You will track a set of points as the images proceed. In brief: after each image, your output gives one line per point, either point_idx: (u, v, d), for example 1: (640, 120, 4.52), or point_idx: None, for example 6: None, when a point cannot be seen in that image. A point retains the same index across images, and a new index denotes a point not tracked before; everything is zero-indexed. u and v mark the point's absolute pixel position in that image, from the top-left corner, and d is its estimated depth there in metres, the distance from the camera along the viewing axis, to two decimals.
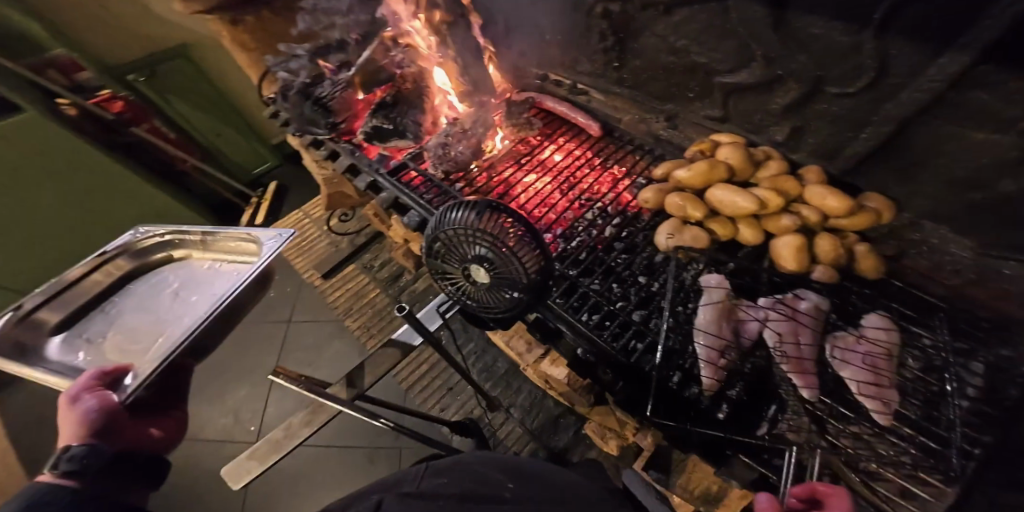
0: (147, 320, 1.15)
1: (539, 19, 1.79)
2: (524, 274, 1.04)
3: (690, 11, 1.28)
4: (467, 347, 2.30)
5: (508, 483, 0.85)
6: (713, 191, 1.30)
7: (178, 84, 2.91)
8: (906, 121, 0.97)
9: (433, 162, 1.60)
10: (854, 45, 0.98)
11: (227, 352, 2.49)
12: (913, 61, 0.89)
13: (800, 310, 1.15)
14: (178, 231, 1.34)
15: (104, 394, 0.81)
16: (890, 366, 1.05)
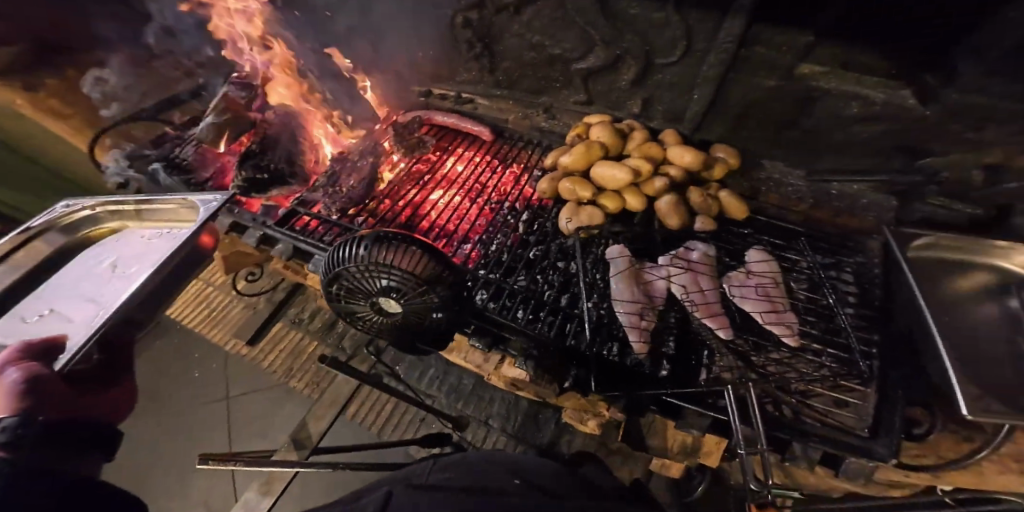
0: (86, 293, 0.97)
1: (401, 38, 1.76)
2: (434, 294, 1.03)
3: (535, 10, 1.37)
4: (427, 375, 2.08)
5: (514, 479, 0.86)
6: (596, 169, 1.38)
7: None
8: (722, 77, 1.24)
9: (326, 203, 1.55)
10: (663, 19, 1.18)
11: (158, 456, 2.11)
12: (709, 27, 1.14)
13: (693, 260, 1.26)
14: (113, 201, 1.18)
15: (29, 366, 0.75)
16: (778, 291, 1.20)
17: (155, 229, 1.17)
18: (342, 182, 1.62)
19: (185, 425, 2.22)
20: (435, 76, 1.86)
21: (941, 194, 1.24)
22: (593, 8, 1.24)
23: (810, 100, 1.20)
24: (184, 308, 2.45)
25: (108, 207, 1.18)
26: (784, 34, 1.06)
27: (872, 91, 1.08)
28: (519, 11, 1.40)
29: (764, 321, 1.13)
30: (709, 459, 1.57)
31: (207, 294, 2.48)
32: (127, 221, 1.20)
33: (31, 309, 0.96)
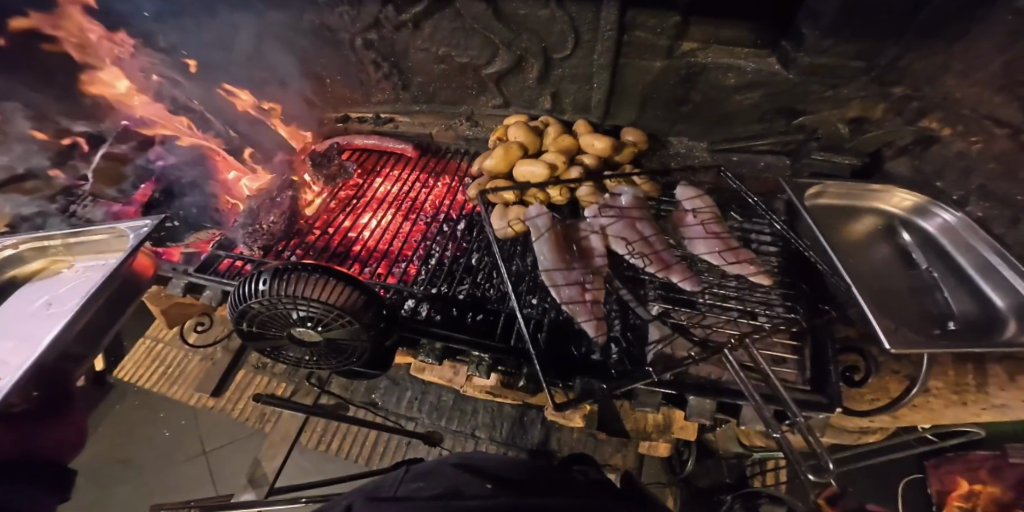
0: (18, 336, 1.11)
1: (305, 65, 1.70)
2: (350, 320, 1.00)
3: (434, 21, 1.37)
4: (405, 397, 2.02)
5: (486, 483, 0.63)
6: (518, 169, 1.40)
7: None
8: (613, 64, 1.31)
9: (246, 242, 1.45)
10: (548, 17, 1.24)
11: None
12: (590, 17, 1.21)
13: (624, 207, 1.31)
14: (35, 239, 1.30)
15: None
16: (719, 226, 1.29)
17: (83, 264, 1.30)
18: (261, 218, 1.53)
19: (145, 491, 2.00)
20: (349, 101, 1.81)
21: (822, 150, 1.41)
22: (486, 14, 1.27)
23: (697, 73, 1.29)
24: (130, 370, 2.26)
25: (32, 245, 1.30)
26: (651, 17, 1.17)
27: (745, 60, 1.23)
28: (419, 26, 1.41)
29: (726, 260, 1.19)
30: (687, 432, 1.62)
31: (159, 351, 2.30)
32: (51, 257, 1.33)
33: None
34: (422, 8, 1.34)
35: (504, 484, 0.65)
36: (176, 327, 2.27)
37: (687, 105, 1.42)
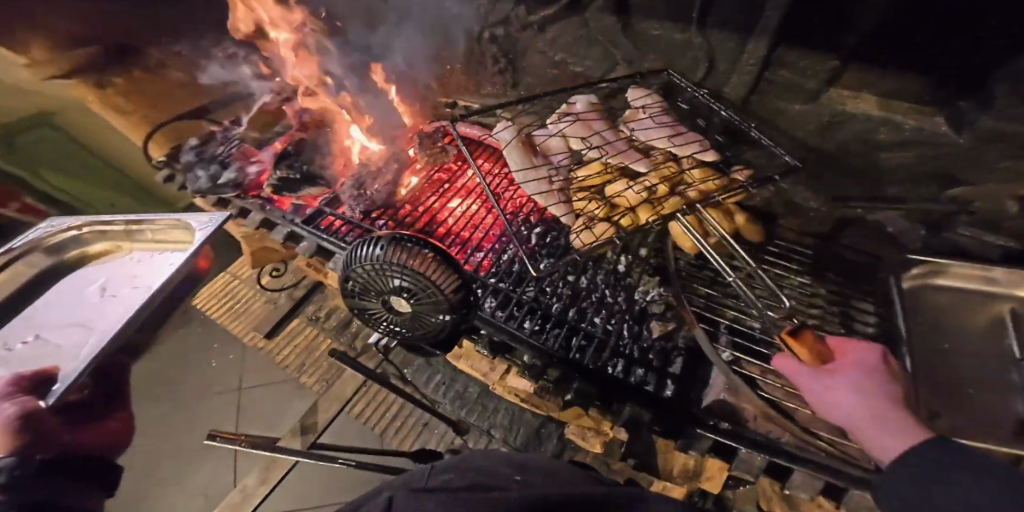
0: (74, 316, 1.05)
1: (435, 48, 2.01)
2: (443, 297, 1.07)
3: (558, 30, 1.54)
4: (434, 380, 2.27)
5: (513, 476, 0.76)
6: (612, 187, 1.40)
7: (47, 154, 2.49)
8: (744, 98, 1.35)
9: (350, 204, 1.71)
10: (685, 40, 1.34)
11: (183, 441, 2.52)
12: (732, 49, 1.28)
13: (581, 112, 1.58)
14: (98, 224, 1.25)
15: (23, 403, 0.76)
16: (668, 116, 1.44)
17: (140, 253, 1.22)
18: (366, 185, 1.77)
19: (201, 413, 2.63)
20: (461, 88, 2.06)
21: (970, 225, 1.20)
22: (615, 27, 1.42)
23: (837, 123, 1.23)
24: (216, 301, 2.79)
25: (95, 227, 1.25)
26: (807, 58, 1.16)
27: (902, 116, 1.10)
28: (544, 29, 1.58)
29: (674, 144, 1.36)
30: (712, 486, 1.55)
31: (233, 287, 2.80)
32: (112, 240, 1.27)
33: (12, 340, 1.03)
34: (551, 13, 1.51)
35: (528, 475, 0.77)
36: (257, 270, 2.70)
37: (812, 152, 1.35)
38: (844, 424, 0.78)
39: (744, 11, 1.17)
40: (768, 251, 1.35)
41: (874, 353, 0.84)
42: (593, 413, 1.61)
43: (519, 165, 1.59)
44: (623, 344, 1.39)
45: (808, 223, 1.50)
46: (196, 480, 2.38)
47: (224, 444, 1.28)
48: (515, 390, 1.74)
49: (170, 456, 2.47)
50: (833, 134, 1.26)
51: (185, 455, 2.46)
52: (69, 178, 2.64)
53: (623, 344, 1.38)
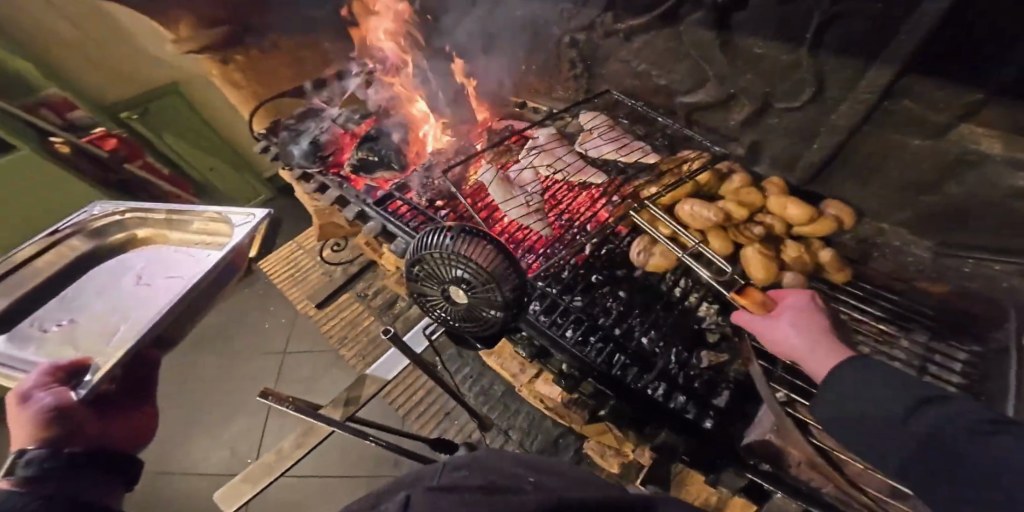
0: (113, 302, 1.25)
1: (513, 48, 2.07)
2: (500, 293, 1.09)
3: (646, 38, 1.44)
4: (463, 371, 2.38)
5: (528, 476, 0.63)
6: (684, 206, 1.36)
7: (169, 118, 3.20)
8: (853, 129, 1.13)
9: (418, 191, 1.84)
10: (792, 62, 1.13)
11: (229, 393, 2.74)
12: (848, 74, 1.05)
13: (544, 143, 1.75)
14: (140, 211, 1.45)
15: (61, 391, 0.80)
16: (614, 132, 1.69)
17: (175, 244, 1.42)
18: (435, 175, 1.91)
19: (247, 370, 2.84)
20: (532, 90, 2.15)
21: None
22: (712, 41, 1.24)
23: (967, 165, 0.99)
24: (279, 267, 3.04)
25: (137, 214, 1.46)
26: (939, 88, 0.92)
27: None
28: (631, 38, 1.51)
29: (625, 153, 1.60)
30: None
31: (296, 257, 3.04)
32: (151, 229, 1.48)
33: (50, 321, 1.23)
34: (640, 23, 1.41)
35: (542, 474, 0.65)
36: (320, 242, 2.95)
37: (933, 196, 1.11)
38: (788, 357, 0.78)
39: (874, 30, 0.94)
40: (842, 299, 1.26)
41: (806, 293, 0.84)
42: (618, 430, 1.63)
43: (503, 198, 1.63)
44: (669, 368, 1.34)
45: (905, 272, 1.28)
46: (229, 433, 2.57)
47: (272, 403, 1.27)
48: (541, 396, 1.74)
49: (218, 401, 2.71)
50: (962, 179, 1.02)
51: (229, 404, 2.69)
52: (184, 141, 3.33)
53: (669, 369, 1.34)
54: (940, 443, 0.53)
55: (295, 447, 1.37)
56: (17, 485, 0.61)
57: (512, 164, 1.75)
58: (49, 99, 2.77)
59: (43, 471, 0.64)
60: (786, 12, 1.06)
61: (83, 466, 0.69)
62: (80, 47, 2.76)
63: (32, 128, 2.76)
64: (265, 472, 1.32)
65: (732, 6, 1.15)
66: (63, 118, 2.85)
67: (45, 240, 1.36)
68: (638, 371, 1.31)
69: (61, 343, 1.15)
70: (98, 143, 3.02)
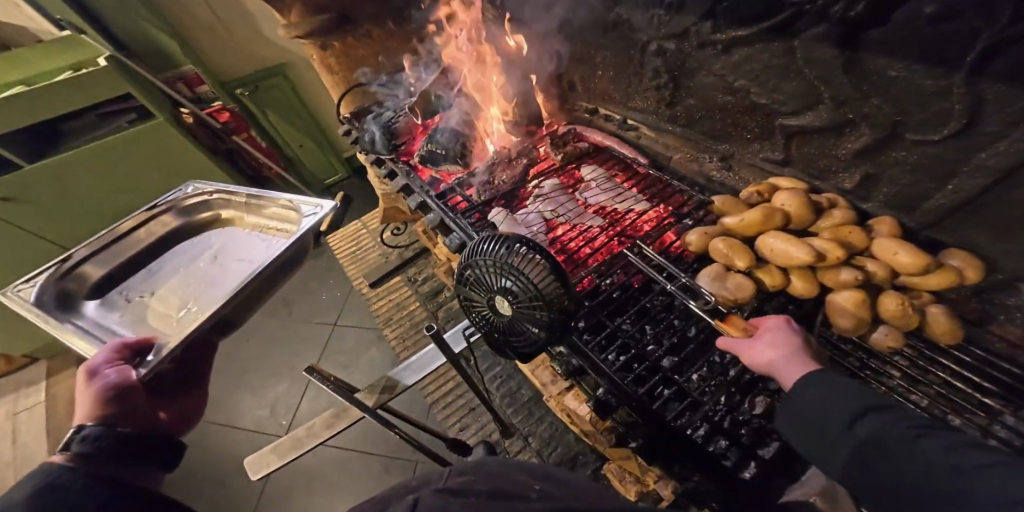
0: (192, 278, 1.41)
1: (594, 56, 2.01)
2: (547, 309, 1.10)
3: (750, 51, 1.29)
4: (493, 370, 2.38)
5: (531, 484, 0.62)
6: (766, 239, 1.26)
7: (273, 97, 3.52)
8: (1011, 172, 0.90)
9: (478, 189, 1.92)
10: (940, 88, 0.93)
11: (276, 355, 2.92)
12: (1015, 104, 0.83)
13: (547, 192, 1.89)
14: (224, 193, 1.62)
15: (125, 370, 0.93)
16: (610, 184, 1.85)
17: (252, 228, 1.59)
18: (495, 175, 1.96)
19: (292, 336, 3.02)
20: (607, 98, 2.10)
21: None
22: (833, 63, 1.08)
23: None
24: (342, 245, 3.22)
25: (222, 196, 1.63)
26: None
27: None
28: (730, 51, 1.36)
29: (620, 202, 1.76)
30: None
31: (360, 237, 3.23)
32: (232, 210, 1.64)
33: (133, 291, 1.40)
34: (744, 35, 1.27)
35: (550, 481, 0.63)
36: (381, 225, 3.13)
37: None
38: (766, 370, 0.88)
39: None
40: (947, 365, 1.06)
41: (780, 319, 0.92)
42: (642, 459, 1.51)
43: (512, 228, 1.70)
44: (715, 410, 1.23)
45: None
46: (270, 394, 2.72)
47: (314, 381, 1.30)
48: (569, 411, 1.67)
49: (265, 362, 2.90)
50: None
51: (274, 365, 2.87)
52: (280, 119, 3.64)
53: (714, 410, 1.23)
54: (882, 443, 0.66)
55: (324, 427, 1.40)
56: (70, 458, 0.71)
57: (521, 208, 1.87)
58: (186, 74, 3.16)
59: (94, 447, 0.73)
60: (941, 31, 0.85)
61: (129, 447, 0.77)
62: (207, 27, 3.08)
63: (168, 99, 3.02)
64: (294, 446, 1.37)
65: (867, 22, 0.97)
66: (193, 91, 3.21)
67: (144, 214, 1.54)
68: (678, 409, 1.24)
69: (140, 312, 1.32)
70: (215, 116, 3.32)
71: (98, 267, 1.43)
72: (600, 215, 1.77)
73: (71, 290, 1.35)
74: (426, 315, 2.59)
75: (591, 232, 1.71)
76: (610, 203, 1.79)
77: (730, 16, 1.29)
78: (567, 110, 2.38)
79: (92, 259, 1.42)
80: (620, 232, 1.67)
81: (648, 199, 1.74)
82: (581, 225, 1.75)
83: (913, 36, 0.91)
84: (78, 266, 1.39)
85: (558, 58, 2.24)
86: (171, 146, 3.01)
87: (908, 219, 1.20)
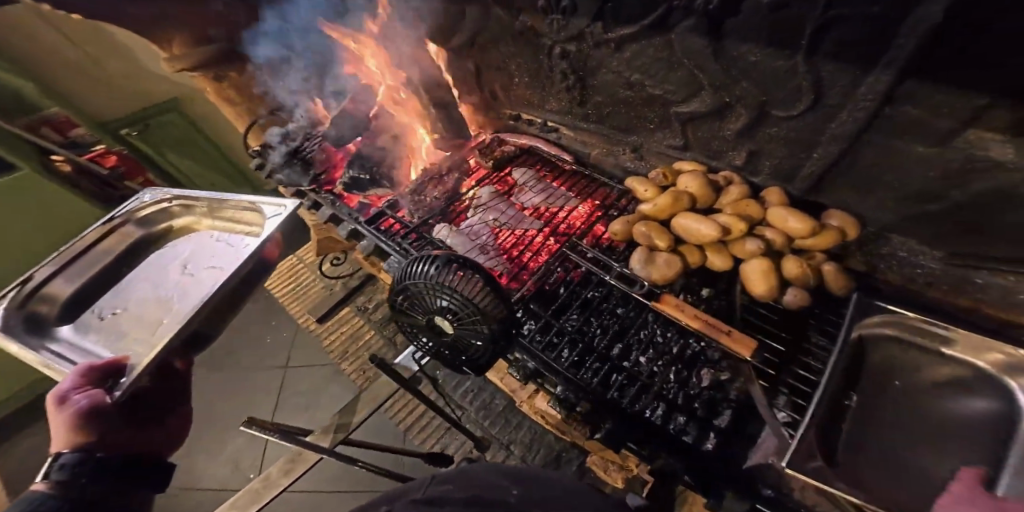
0: (164, 291, 1.26)
1: (505, 63, 2.03)
2: (485, 321, 1.08)
3: (638, 46, 1.37)
4: (463, 386, 2.30)
5: (511, 488, 0.60)
6: (678, 220, 1.33)
7: (164, 133, 3.22)
8: (853, 138, 1.04)
9: (410, 210, 1.87)
10: (789, 68, 1.04)
11: (229, 404, 2.70)
12: (847, 80, 0.95)
13: (485, 201, 1.89)
14: (187, 198, 1.49)
15: (95, 393, 0.82)
16: (542, 185, 1.89)
17: (219, 230, 1.45)
18: (426, 192, 1.93)
19: (241, 385, 2.79)
20: (526, 103, 2.12)
21: None
22: (705, 52, 1.17)
23: (973, 173, 0.89)
24: (281, 284, 3.03)
25: (184, 201, 1.50)
26: (944, 92, 0.83)
27: None
28: (621, 48, 1.43)
29: (552, 201, 1.81)
30: None
31: (299, 272, 3.05)
32: (198, 216, 1.51)
33: (106, 307, 1.25)
34: (630, 32, 1.34)
35: (527, 481, 0.62)
36: (319, 257, 2.98)
37: (938, 206, 1.02)
38: None
39: (862, 41, 0.87)
40: (846, 309, 1.16)
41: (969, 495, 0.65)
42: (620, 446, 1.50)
43: (461, 245, 1.70)
44: (667, 388, 1.29)
45: (918, 285, 1.18)
46: (228, 449, 2.50)
47: (256, 432, 1.19)
48: (541, 413, 1.65)
49: (228, 409, 2.68)
50: (970, 185, 0.92)
51: (224, 418, 2.63)
52: (181, 156, 3.40)
53: (667, 388, 1.28)
54: None
55: (282, 475, 1.28)
56: (49, 488, 0.68)
57: (461, 220, 1.87)
58: (52, 117, 2.73)
59: (71, 474, 0.70)
60: (779, 19, 0.96)
61: (108, 474, 0.73)
62: (76, 65, 2.71)
63: (31, 144, 2.59)
64: (251, 500, 1.22)
65: (723, 13, 1.06)
66: (63, 135, 2.80)
67: (101, 228, 1.41)
68: (634, 393, 1.26)
69: (116, 330, 1.17)
70: (98, 161, 2.98)
71: (66, 285, 1.29)
72: (538, 218, 1.78)
73: (40, 314, 1.20)
74: (385, 343, 2.48)
75: (529, 237, 1.73)
76: (542, 200, 1.84)
77: (616, 16, 1.36)
78: (492, 115, 2.38)
79: (57, 278, 1.29)
80: (555, 232, 1.70)
81: (576, 197, 1.80)
82: (526, 227, 1.76)
83: (759, 23, 1.01)
84: (43, 285, 1.25)
85: (470, 69, 2.24)
86: (54, 195, 2.71)
87: (791, 188, 1.31)
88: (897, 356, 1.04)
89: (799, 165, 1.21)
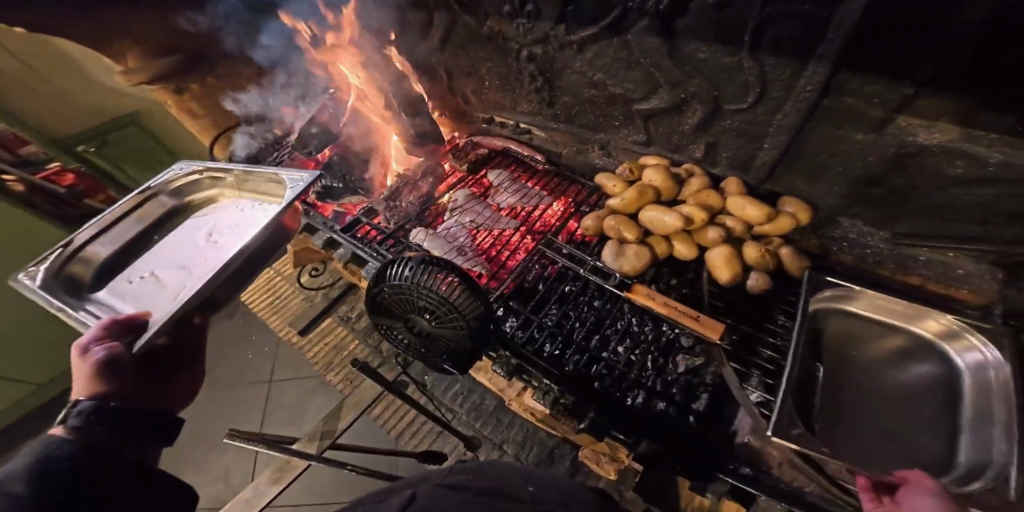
0: (194, 260, 1.22)
1: (474, 67, 2.04)
2: (463, 318, 1.10)
3: (598, 47, 1.41)
4: (452, 389, 2.28)
5: (528, 486, 0.63)
6: (645, 213, 1.38)
7: (123, 148, 3.11)
8: (798, 128, 1.11)
9: (385, 216, 1.87)
10: (735, 63, 1.09)
11: (212, 420, 2.63)
12: (787, 74, 1.01)
13: (462, 203, 1.90)
14: (216, 170, 1.43)
15: (114, 345, 0.83)
16: (516, 185, 1.92)
17: (246, 203, 1.41)
18: (400, 198, 1.93)
19: (222, 403, 2.71)
20: (499, 106, 2.14)
21: None
22: (660, 51, 1.22)
23: (908, 156, 0.97)
24: (258, 298, 2.96)
25: (213, 174, 1.44)
26: (875, 84, 0.90)
27: (983, 149, 0.84)
28: (584, 48, 1.46)
29: (526, 200, 1.85)
30: None
31: (276, 284, 2.98)
32: (227, 190, 1.46)
33: (136, 272, 1.21)
34: (590, 33, 1.38)
35: (539, 481, 0.65)
36: (297, 269, 2.93)
37: (880, 189, 1.10)
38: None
39: (797, 37, 0.93)
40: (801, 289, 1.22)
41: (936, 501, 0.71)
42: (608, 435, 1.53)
43: (437, 247, 1.71)
44: (646, 376, 1.32)
45: (869, 264, 1.26)
46: (217, 466, 2.43)
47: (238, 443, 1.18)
48: (529, 409, 1.67)
49: (211, 426, 2.61)
50: (906, 167, 0.99)
51: (208, 437, 2.56)
52: (141, 171, 3.31)
53: (645, 376, 1.32)
54: None
55: (270, 483, 1.25)
56: (67, 433, 0.67)
57: (438, 223, 1.88)
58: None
59: (88, 420, 0.68)
60: (721, 17, 1.01)
61: (124, 423, 0.72)
62: (25, 83, 2.54)
63: None
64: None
65: (674, 13, 1.11)
66: (14, 153, 2.56)
67: (136, 196, 1.37)
68: (614, 382, 1.30)
69: (144, 294, 1.13)
70: (54, 180, 2.73)
71: (103, 248, 1.26)
72: (513, 218, 1.81)
73: (78, 274, 1.17)
74: (370, 351, 2.45)
75: (506, 237, 1.76)
76: (516, 200, 1.87)
77: (577, 19, 1.39)
78: (464, 119, 2.39)
79: (96, 242, 1.25)
80: (531, 230, 1.74)
81: (549, 195, 1.85)
82: (502, 227, 1.79)
83: (705, 22, 1.06)
84: (81, 248, 1.21)
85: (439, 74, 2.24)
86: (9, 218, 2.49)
87: (748, 178, 1.37)
88: (851, 331, 1.10)
89: (752, 155, 1.27)
